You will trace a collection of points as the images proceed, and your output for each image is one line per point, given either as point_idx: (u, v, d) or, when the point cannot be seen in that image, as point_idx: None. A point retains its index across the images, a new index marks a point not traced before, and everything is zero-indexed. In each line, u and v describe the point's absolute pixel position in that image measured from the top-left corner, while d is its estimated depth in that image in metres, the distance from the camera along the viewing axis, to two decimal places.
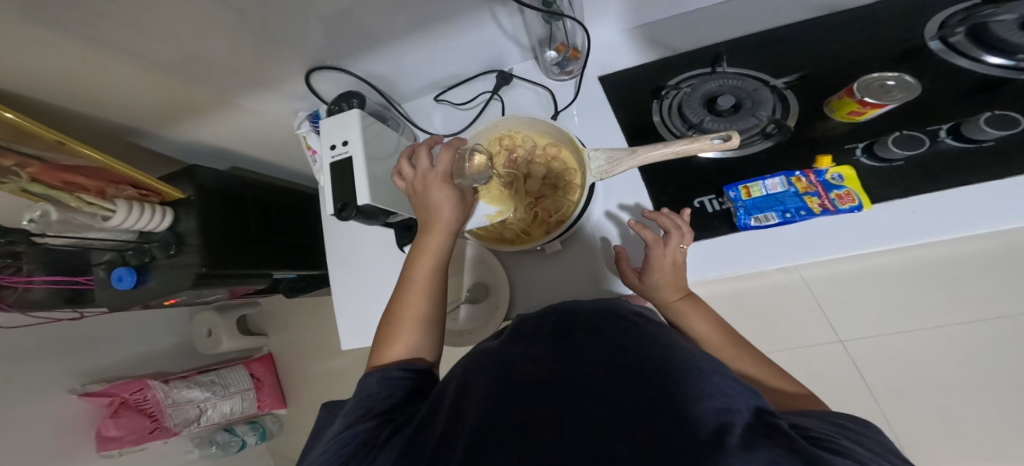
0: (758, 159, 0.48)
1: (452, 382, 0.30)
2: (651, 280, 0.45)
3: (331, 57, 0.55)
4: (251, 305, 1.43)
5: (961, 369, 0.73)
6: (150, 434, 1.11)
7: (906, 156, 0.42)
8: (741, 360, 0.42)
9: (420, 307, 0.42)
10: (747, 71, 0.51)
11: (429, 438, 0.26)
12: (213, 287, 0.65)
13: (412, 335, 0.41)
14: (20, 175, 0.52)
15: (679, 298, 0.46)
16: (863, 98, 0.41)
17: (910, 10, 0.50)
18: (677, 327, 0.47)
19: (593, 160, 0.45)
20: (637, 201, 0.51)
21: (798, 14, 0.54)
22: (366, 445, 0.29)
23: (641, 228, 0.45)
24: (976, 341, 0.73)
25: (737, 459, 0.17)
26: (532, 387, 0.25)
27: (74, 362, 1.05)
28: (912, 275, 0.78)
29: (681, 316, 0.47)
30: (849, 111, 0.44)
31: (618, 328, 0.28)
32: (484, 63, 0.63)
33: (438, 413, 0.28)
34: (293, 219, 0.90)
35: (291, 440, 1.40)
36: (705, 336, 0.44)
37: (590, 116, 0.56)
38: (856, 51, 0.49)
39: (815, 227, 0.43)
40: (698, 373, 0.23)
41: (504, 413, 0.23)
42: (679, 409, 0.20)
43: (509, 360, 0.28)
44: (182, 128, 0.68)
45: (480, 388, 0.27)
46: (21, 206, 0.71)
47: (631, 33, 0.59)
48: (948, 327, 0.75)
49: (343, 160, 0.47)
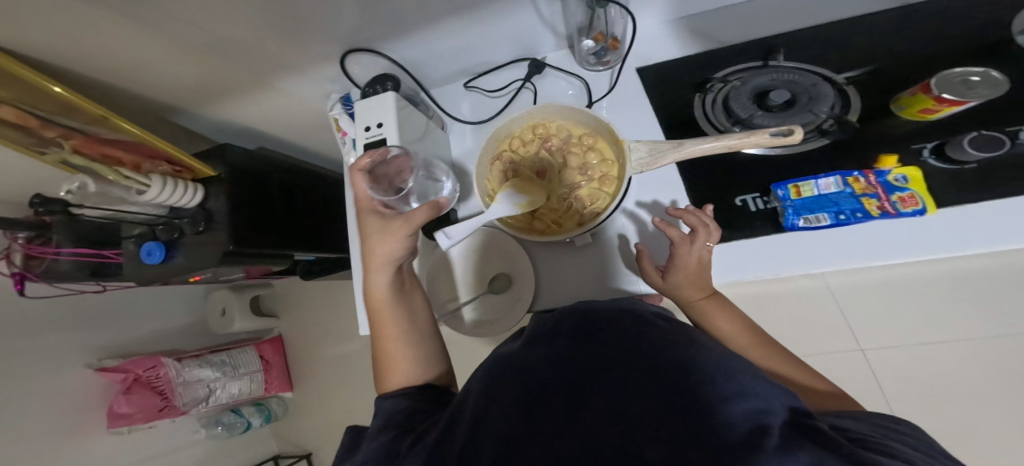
0: (812, 156, 0.46)
1: (471, 387, 0.29)
2: (674, 279, 0.44)
3: (364, 39, 0.54)
4: (263, 286, 1.46)
5: (988, 385, 0.71)
6: (160, 411, 1.14)
7: (980, 159, 0.40)
8: (770, 360, 0.41)
9: (396, 332, 0.44)
10: (805, 65, 0.48)
11: (453, 442, 0.25)
12: (238, 264, 0.66)
13: (405, 356, 0.43)
14: (64, 146, 0.54)
15: (704, 297, 0.45)
16: (942, 95, 0.39)
17: (984, 6, 0.47)
18: (700, 326, 0.46)
19: (634, 152, 0.44)
20: (663, 199, 0.50)
21: (860, 7, 0.51)
22: (387, 455, 0.29)
23: (666, 226, 0.43)
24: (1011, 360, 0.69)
25: (778, 461, 0.17)
26: (552, 390, 0.23)
27: (93, 336, 1.08)
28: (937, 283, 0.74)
29: (704, 315, 0.45)
30: (922, 108, 0.42)
31: (636, 326, 0.27)
32: (518, 51, 0.61)
33: (461, 417, 0.27)
34: (318, 200, 0.90)
35: (299, 422, 1.43)
36: (730, 335, 0.43)
37: (628, 108, 0.54)
38: (918, 50, 0.47)
39: (865, 232, 0.42)
40: (731, 373, 0.22)
41: (521, 423, 0.23)
42: (710, 411, 0.19)
43: (525, 361, 0.27)
44: (213, 108, 0.68)
45: (498, 396, 0.25)
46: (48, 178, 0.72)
47: (673, 24, 0.57)
48: (973, 340, 0.72)
49: (377, 142, 0.48)
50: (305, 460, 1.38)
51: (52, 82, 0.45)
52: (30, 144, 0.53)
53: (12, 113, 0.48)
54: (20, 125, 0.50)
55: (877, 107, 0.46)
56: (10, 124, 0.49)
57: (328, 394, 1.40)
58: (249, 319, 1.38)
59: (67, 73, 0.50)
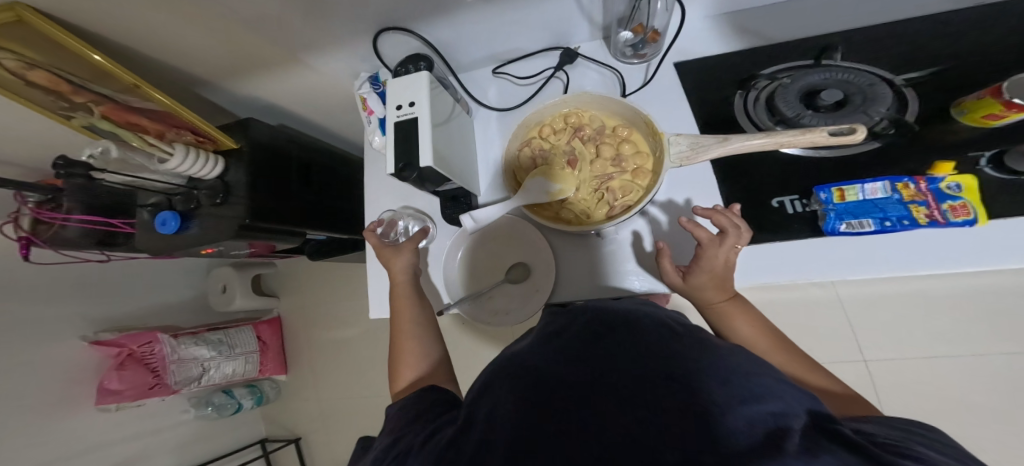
0: (860, 160, 0.45)
1: (478, 384, 0.28)
2: (696, 280, 0.43)
3: (399, 19, 0.53)
4: (267, 266, 1.45)
5: (978, 398, 0.76)
6: (150, 390, 1.13)
7: None
8: (792, 366, 0.40)
9: (409, 329, 0.49)
10: (861, 66, 0.48)
11: (464, 446, 0.24)
12: (254, 238, 0.66)
13: (416, 346, 0.48)
14: (93, 112, 0.54)
15: (726, 299, 0.43)
16: (1012, 100, 0.38)
17: None
18: (720, 329, 0.44)
19: (673, 145, 0.44)
20: (685, 198, 0.50)
21: (910, 14, 0.50)
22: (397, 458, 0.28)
23: (694, 228, 0.42)
24: (999, 374, 0.75)
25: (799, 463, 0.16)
26: (560, 390, 0.22)
27: (88, 305, 1.09)
28: (950, 303, 0.79)
29: (726, 319, 0.43)
30: (987, 114, 0.40)
31: (656, 328, 0.25)
32: (551, 40, 0.61)
33: (473, 422, 0.25)
34: (335, 181, 0.90)
35: (291, 405, 1.43)
36: (752, 338, 0.42)
37: (664, 103, 0.54)
38: (973, 58, 0.46)
39: (912, 239, 0.41)
40: (747, 374, 0.21)
41: (533, 428, 0.21)
42: (721, 413, 0.18)
43: (536, 360, 0.25)
44: (244, 85, 0.69)
45: (505, 397, 0.24)
46: (58, 143, 0.71)
47: (716, 19, 0.56)
48: (982, 355, 0.76)
49: (409, 120, 0.47)
50: (294, 444, 1.38)
51: (90, 48, 0.45)
52: (58, 108, 0.54)
53: (44, 77, 0.48)
54: (51, 89, 0.50)
55: (926, 115, 0.45)
56: (41, 87, 0.50)
57: (325, 378, 1.40)
58: (250, 297, 1.38)
59: (100, 42, 0.49)
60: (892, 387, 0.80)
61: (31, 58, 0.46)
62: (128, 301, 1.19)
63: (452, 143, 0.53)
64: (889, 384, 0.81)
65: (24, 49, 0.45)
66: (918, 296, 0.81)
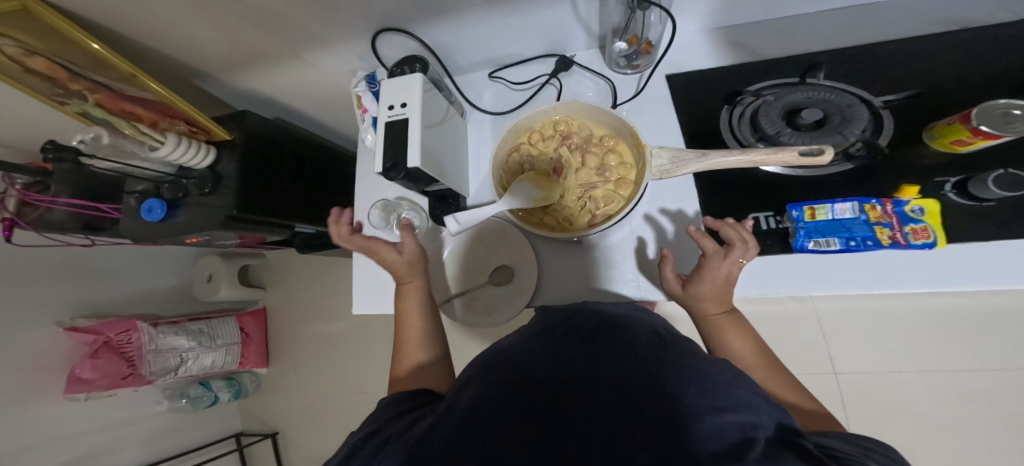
0: (833, 180, 0.46)
1: (464, 377, 0.28)
2: (696, 290, 0.43)
3: (398, 20, 0.54)
4: (256, 257, 1.44)
5: (938, 413, 0.79)
6: (123, 380, 1.11)
7: (1000, 198, 0.41)
8: (775, 381, 0.40)
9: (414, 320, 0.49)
10: (844, 85, 0.49)
11: (441, 435, 0.23)
12: (240, 229, 0.65)
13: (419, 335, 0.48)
14: (87, 99, 0.54)
15: (721, 313, 0.44)
16: (979, 126, 0.38)
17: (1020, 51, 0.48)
18: (714, 343, 0.44)
19: (656, 158, 0.45)
20: (679, 208, 0.51)
21: (897, 39, 0.51)
22: (376, 445, 0.28)
23: (701, 237, 0.43)
24: (960, 391, 0.78)
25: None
26: (545, 387, 0.22)
27: (69, 290, 1.07)
28: (921, 321, 0.81)
29: (720, 333, 0.44)
30: (956, 139, 0.41)
31: (642, 336, 0.26)
32: (547, 46, 0.62)
33: (453, 412, 0.25)
34: (326, 175, 0.89)
35: (271, 399, 1.42)
36: (742, 351, 0.42)
37: (653, 115, 0.55)
38: (953, 83, 0.47)
39: (876, 258, 0.43)
40: (724, 384, 0.22)
41: (513, 423, 0.21)
42: (696, 420, 0.19)
43: (522, 356, 0.26)
44: (240, 77, 0.69)
45: (488, 390, 0.24)
46: (45, 127, 0.71)
47: (711, 33, 0.58)
48: (943, 372, 0.79)
49: (399, 121, 0.47)
50: (270, 439, 1.37)
51: (90, 37, 0.45)
52: (53, 95, 0.54)
53: (43, 64, 0.48)
54: (49, 75, 0.50)
55: (901, 138, 0.46)
56: (39, 74, 0.50)
57: (307, 373, 1.39)
58: (235, 288, 1.37)
59: (95, 30, 0.49)
60: (859, 400, 0.83)
61: (33, 46, 0.46)
62: (109, 287, 1.17)
63: (444, 145, 0.54)
64: (856, 396, 0.83)
65: (27, 37, 0.45)
66: (890, 312, 0.83)
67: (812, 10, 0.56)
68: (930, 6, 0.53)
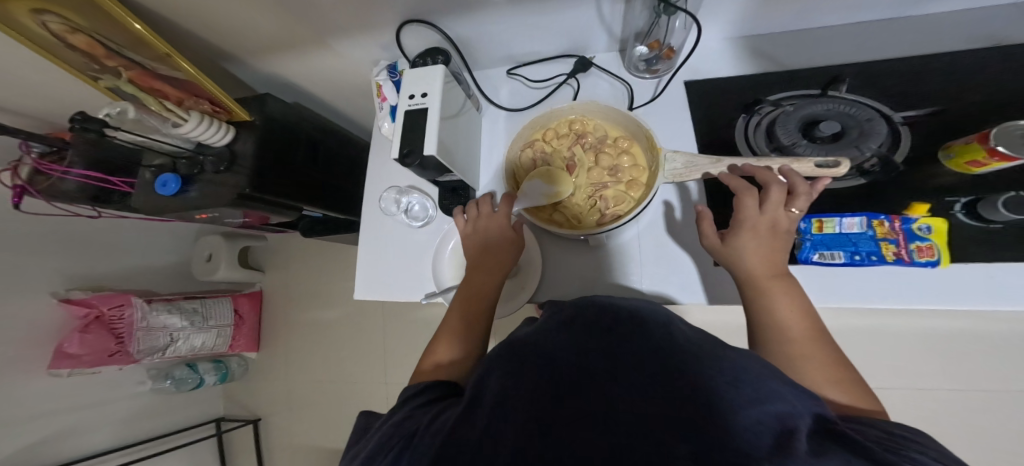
0: (843, 195, 0.47)
1: (484, 367, 0.28)
2: (738, 242, 0.41)
3: (425, 12, 0.55)
4: (256, 238, 1.45)
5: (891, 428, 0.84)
6: (109, 357, 1.12)
7: (1007, 220, 0.41)
8: (821, 356, 0.35)
9: (459, 328, 0.44)
10: (865, 99, 0.49)
11: (474, 423, 0.24)
12: (252, 208, 0.66)
13: (460, 332, 0.43)
14: (121, 76, 0.56)
15: (768, 273, 0.39)
16: (997, 147, 0.38)
17: None
18: (756, 306, 0.39)
19: (669, 162, 0.48)
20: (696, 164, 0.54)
21: (924, 56, 0.51)
22: (405, 433, 0.28)
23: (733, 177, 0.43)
24: (911, 410, 0.84)
25: (808, 465, 0.18)
26: (580, 387, 0.23)
27: (67, 262, 1.08)
28: (885, 341, 0.87)
29: (765, 298, 0.38)
30: (972, 159, 0.41)
31: (665, 327, 0.26)
32: (568, 46, 0.62)
33: (480, 404, 0.25)
34: (338, 160, 0.90)
35: (258, 384, 1.43)
36: (787, 318, 0.37)
37: (668, 120, 0.56)
38: (977, 102, 0.47)
39: (880, 274, 0.43)
40: (757, 377, 0.22)
41: (556, 424, 0.22)
42: (739, 413, 0.20)
43: (549, 352, 0.26)
44: (263, 60, 0.70)
45: (522, 386, 0.24)
46: (59, 98, 0.72)
47: (732, 42, 0.58)
48: (898, 391, 0.85)
49: (418, 111, 0.48)
50: (252, 425, 1.39)
51: (132, 18, 0.47)
52: (87, 70, 0.56)
53: (83, 41, 0.50)
54: (87, 52, 0.52)
55: (915, 157, 0.46)
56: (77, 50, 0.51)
57: (296, 359, 1.40)
58: (234, 269, 1.38)
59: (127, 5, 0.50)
60: None
61: (77, 24, 0.47)
62: (107, 261, 1.18)
63: (459, 137, 0.55)
64: None
65: (74, 16, 0.46)
66: (859, 332, 0.88)
67: (843, 21, 0.56)
68: (961, 21, 0.52)
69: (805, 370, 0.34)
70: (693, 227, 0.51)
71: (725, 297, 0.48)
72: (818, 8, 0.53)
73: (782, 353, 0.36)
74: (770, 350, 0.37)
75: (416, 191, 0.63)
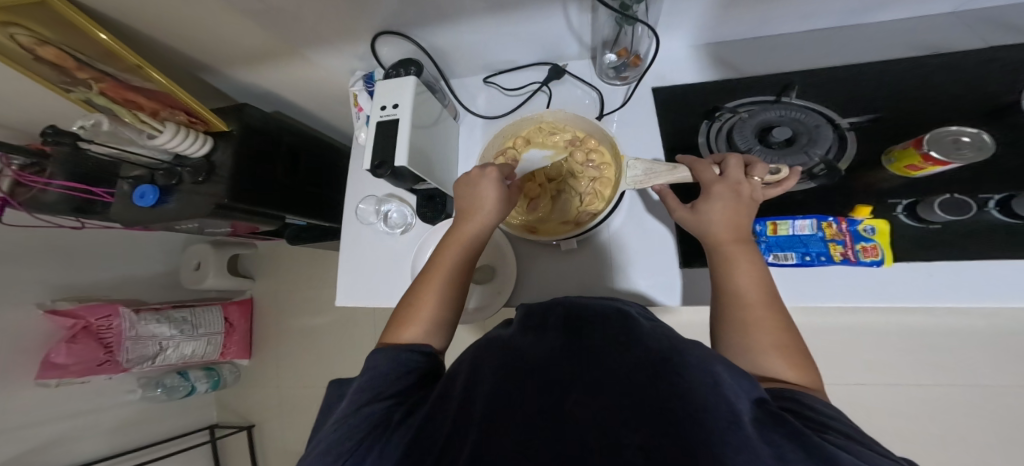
0: (797, 198, 0.49)
1: (461, 365, 0.29)
2: (705, 207, 0.42)
3: (398, 23, 0.56)
4: (245, 246, 1.44)
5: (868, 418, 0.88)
6: (99, 366, 1.11)
7: (945, 221, 0.43)
8: (769, 324, 0.35)
9: (442, 277, 0.44)
10: (815, 105, 0.51)
11: (439, 423, 0.25)
12: (232, 217, 0.67)
13: (429, 311, 0.41)
14: (91, 88, 0.55)
15: (730, 242, 0.40)
16: (929, 152, 0.41)
17: (1000, 74, 0.49)
18: (717, 277, 0.40)
19: (631, 169, 0.50)
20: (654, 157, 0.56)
21: (877, 62, 0.53)
22: (377, 427, 0.29)
23: (700, 167, 0.45)
24: (887, 400, 0.88)
25: (746, 451, 0.19)
26: (538, 377, 0.24)
27: (53, 273, 1.07)
28: (865, 338, 0.90)
29: (729, 264, 0.39)
30: (910, 164, 0.44)
31: (628, 325, 0.27)
32: (541, 55, 0.64)
33: (448, 399, 0.27)
34: (318, 167, 0.90)
35: (248, 392, 1.42)
36: (747, 288, 0.38)
37: (634, 126, 0.58)
38: (924, 104, 0.49)
39: (832, 274, 0.45)
40: (707, 366, 0.23)
41: (510, 411, 0.23)
42: (686, 403, 0.21)
43: (518, 350, 0.27)
44: (243, 71, 0.71)
45: (488, 379, 0.25)
46: (37, 110, 0.71)
47: (697, 49, 0.60)
48: (877, 384, 0.89)
49: (390, 121, 0.49)
50: (246, 432, 1.38)
51: (99, 29, 0.47)
52: (58, 82, 0.56)
53: (52, 53, 0.50)
54: (56, 64, 0.52)
55: (869, 158, 0.49)
56: (48, 62, 0.51)
57: (288, 365, 1.40)
58: (222, 277, 1.38)
59: (101, 19, 0.51)
60: None
61: (45, 36, 0.47)
62: (93, 272, 1.18)
63: (435, 145, 0.56)
64: None
65: (39, 27, 0.47)
66: (840, 328, 0.91)
67: (799, 30, 0.59)
68: (907, 28, 0.55)
69: (752, 338, 0.35)
70: (661, 225, 0.53)
71: (699, 298, 0.50)
72: (771, 17, 0.55)
73: (733, 320, 0.37)
74: (728, 319, 0.37)
75: (394, 198, 0.64)
